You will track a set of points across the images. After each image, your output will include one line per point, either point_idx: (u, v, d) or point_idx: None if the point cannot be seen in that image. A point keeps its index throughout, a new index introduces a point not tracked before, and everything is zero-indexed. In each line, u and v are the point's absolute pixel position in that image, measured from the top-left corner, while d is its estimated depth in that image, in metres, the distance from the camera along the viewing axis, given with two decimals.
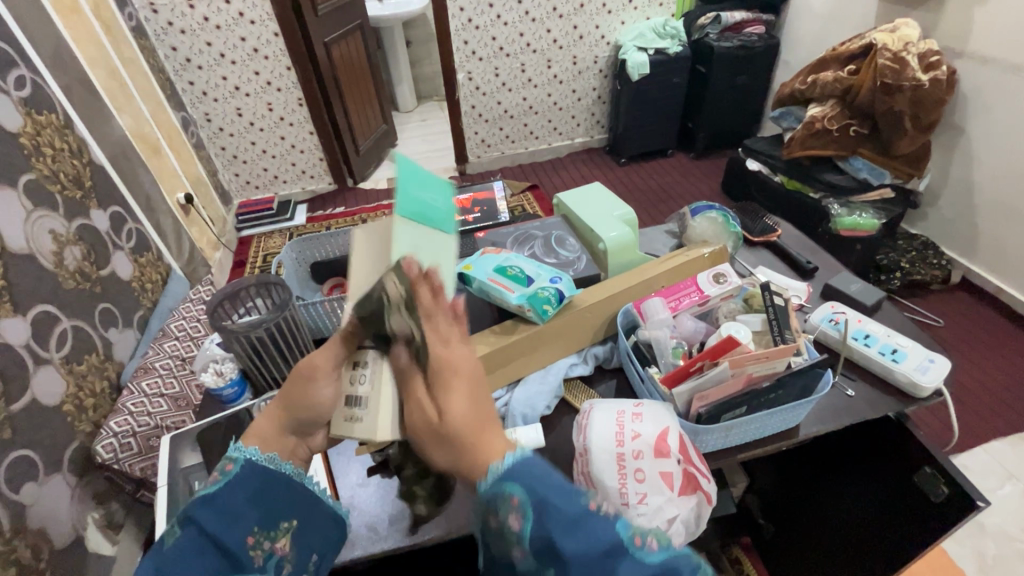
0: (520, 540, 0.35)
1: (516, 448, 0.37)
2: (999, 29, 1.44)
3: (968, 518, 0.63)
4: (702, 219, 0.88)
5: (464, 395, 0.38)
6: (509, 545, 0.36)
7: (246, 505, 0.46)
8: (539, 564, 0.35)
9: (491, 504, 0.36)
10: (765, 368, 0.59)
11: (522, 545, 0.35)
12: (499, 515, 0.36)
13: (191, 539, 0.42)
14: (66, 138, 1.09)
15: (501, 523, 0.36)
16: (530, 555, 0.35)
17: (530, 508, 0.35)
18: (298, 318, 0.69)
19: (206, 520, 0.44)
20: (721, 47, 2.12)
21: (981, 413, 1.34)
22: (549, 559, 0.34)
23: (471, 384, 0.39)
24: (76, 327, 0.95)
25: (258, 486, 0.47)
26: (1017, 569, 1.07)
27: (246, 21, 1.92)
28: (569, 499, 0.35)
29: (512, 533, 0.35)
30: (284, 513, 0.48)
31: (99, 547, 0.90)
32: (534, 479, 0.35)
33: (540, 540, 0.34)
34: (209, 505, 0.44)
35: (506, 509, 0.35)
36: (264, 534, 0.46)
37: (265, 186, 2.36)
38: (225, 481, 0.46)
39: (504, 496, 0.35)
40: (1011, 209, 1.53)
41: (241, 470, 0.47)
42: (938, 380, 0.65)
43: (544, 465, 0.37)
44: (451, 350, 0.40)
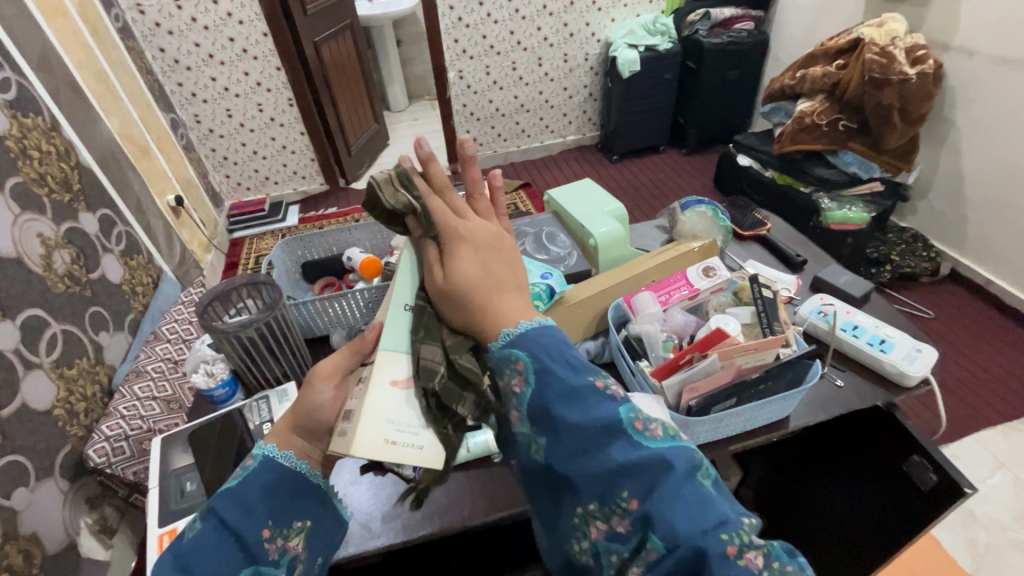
0: (520, 399, 0.42)
1: (531, 320, 0.44)
2: (985, 23, 1.46)
3: (958, 506, 0.64)
4: (692, 214, 0.89)
5: (475, 259, 0.47)
6: (512, 411, 0.43)
7: (262, 500, 0.46)
8: (533, 430, 0.41)
9: (501, 365, 0.43)
10: (754, 360, 0.59)
11: (521, 409, 0.42)
12: (505, 376, 0.43)
13: (211, 531, 0.43)
14: (52, 141, 1.08)
15: (506, 383, 0.43)
16: (528, 416, 0.42)
17: (532, 373, 0.41)
18: (288, 317, 0.69)
19: (225, 514, 0.44)
20: (711, 43, 2.13)
21: (970, 403, 1.36)
22: (542, 423, 0.40)
23: (482, 250, 0.48)
24: (66, 331, 0.94)
25: (280, 485, 0.47)
26: (1006, 557, 1.09)
27: (235, 21, 1.91)
28: (574, 376, 0.41)
29: (513, 396, 0.42)
30: (298, 511, 0.48)
31: (93, 552, 0.89)
32: (542, 349, 0.42)
33: (538, 406, 0.40)
34: (228, 497, 0.45)
35: (511, 372, 0.42)
36: (278, 530, 0.46)
37: (257, 187, 2.35)
38: (246, 476, 0.46)
39: (511, 358, 0.42)
40: (998, 200, 1.54)
41: (260, 465, 0.47)
42: (925, 370, 0.66)
43: (557, 342, 0.43)
44: (463, 227, 0.49)
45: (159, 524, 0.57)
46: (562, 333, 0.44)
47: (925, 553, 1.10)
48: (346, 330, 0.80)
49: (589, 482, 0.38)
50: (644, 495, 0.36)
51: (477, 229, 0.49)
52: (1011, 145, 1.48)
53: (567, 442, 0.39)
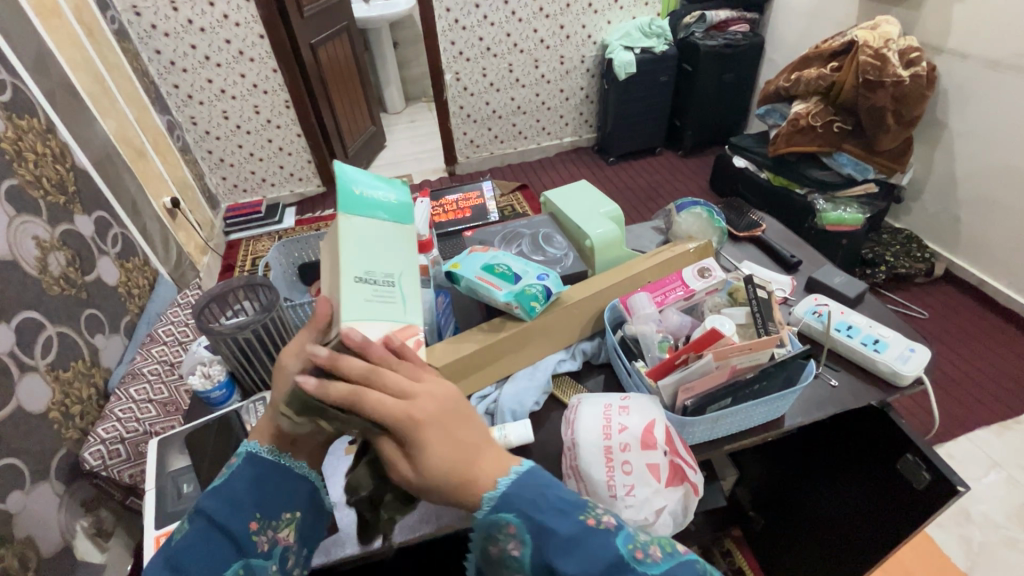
0: (522, 561, 0.40)
1: (508, 471, 0.41)
2: (978, 26, 1.47)
3: (949, 502, 0.65)
4: (688, 215, 0.89)
5: (442, 442, 0.40)
6: (513, 569, 0.41)
7: (249, 495, 0.46)
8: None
9: (491, 533, 0.40)
10: (749, 360, 0.60)
11: (524, 566, 0.40)
12: (499, 541, 0.40)
13: (199, 528, 0.44)
14: (48, 143, 1.08)
15: (500, 548, 0.41)
16: (532, 574, 0.40)
17: (527, 534, 0.39)
18: (286, 319, 0.69)
19: (211, 511, 0.44)
20: (707, 46, 2.14)
21: (964, 402, 1.37)
22: (549, 573, 0.39)
23: (443, 426, 0.41)
24: (61, 333, 0.94)
25: (264, 478, 0.47)
26: (1001, 555, 1.09)
27: (231, 23, 1.91)
28: (563, 520, 0.39)
29: (512, 558, 0.40)
30: (286, 503, 0.48)
31: (88, 555, 0.89)
32: (530, 504, 0.40)
33: (538, 562, 0.39)
34: (214, 495, 0.45)
35: (506, 535, 0.40)
36: (267, 522, 0.46)
37: (253, 189, 2.35)
38: (230, 473, 0.47)
39: (502, 524, 0.40)
40: (992, 201, 1.55)
41: (244, 462, 0.47)
42: (919, 369, 0.67)
43: (537, 488, 0.41)
44: (413, 402, 0.40)
45: (157, 525, 0.57)
46: (539, 484, 0.41)
47: (921, 552, 1.10)
48: None
49: None
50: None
51: (426, 394, 0.41)
52: (1004, 147, 1.49)
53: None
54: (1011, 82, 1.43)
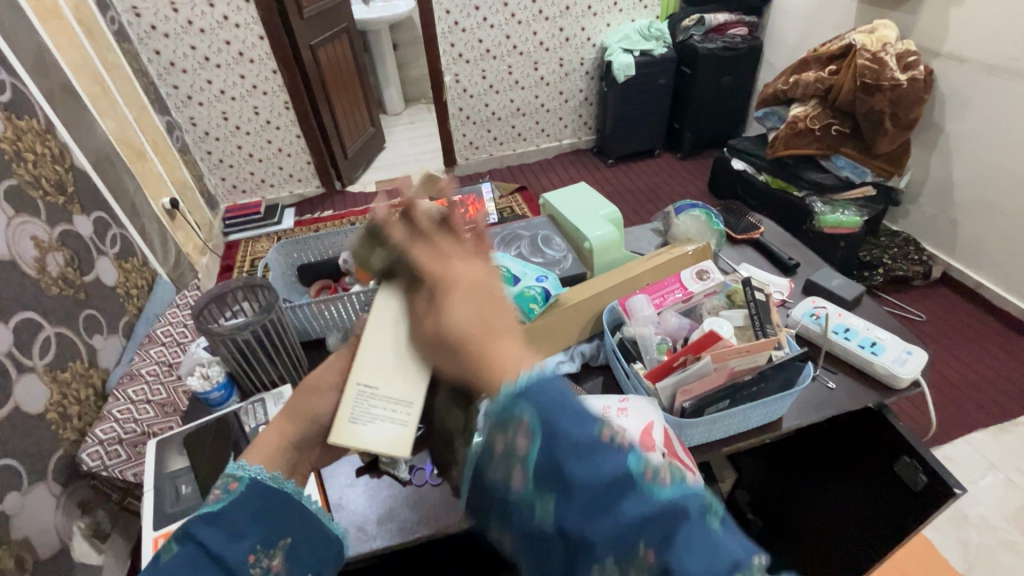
0: (527, 461, 0.32)
1: (532, 368, 0.34)
2: (975, 30, 1.48)
3: (947, 506, 0.65)
4: (686, 217, 0.89)
5: (465, 305, 0.36)
6: (510, 470, 0.33)
7: (250, 523, 0.42)
8: (538, 491, 0.32)
9: (498, 422, 0.33)
10: (747, 361, 0.60)
11: (524, 471, 0.33)
12: (504, 434, 0.33)
13: (187, 556, 0.40)
14: (47, 143, 1.08)
15: (505, 443, 0.33)
16: (536, 478, 0.32)
17: (539, 427, 0.32)
18: (285, 320, 0.69)
19: (205, 537, 0.41)
20: (705, 48, 2.15)
21: (961, 404, 1.37)
22: (550, 484, 0.32)
23: (469, 296, 0.37)
24: (60, 334, 0.94)
25: (267, 504, 0.44)
26: (999, 558, 1.10)
27: (231, 24, 1.91)
28: (580, 424, 0.32)
29: (517, 455, 0.32)
30: (285, 529, 0.44)
31: (86, 557, 0.89)
32: (540, 399, 0.32)
33: (547, 464, 0.32)
34: (210, 521, 0.42)
35: (514, 429, 0.32)
36: (263, 550, 0.42)
37: (252, 190, 2.35)
38: (229, 498, 0.43)
39: (507, 415, 0.33)
40: (989, 205, 1.56)
41: (246, 488, 0.43)
42: (916, 372, 0.67)
43: (562, 385, 0.34)
44: (449, 267, 0.40)
45: (154, 526, 0.57)
46: (559, 387, 0.33)
47: (919, 554, 1.10)
48: (342, 332, 0.80)
49: (605, 540, 0.30)
50: (661, 550, 0.29)
51: (464, 270, 0.40)
52: (1001, 150, 1.49)
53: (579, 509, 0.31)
54: (1007, 86, 1.44)
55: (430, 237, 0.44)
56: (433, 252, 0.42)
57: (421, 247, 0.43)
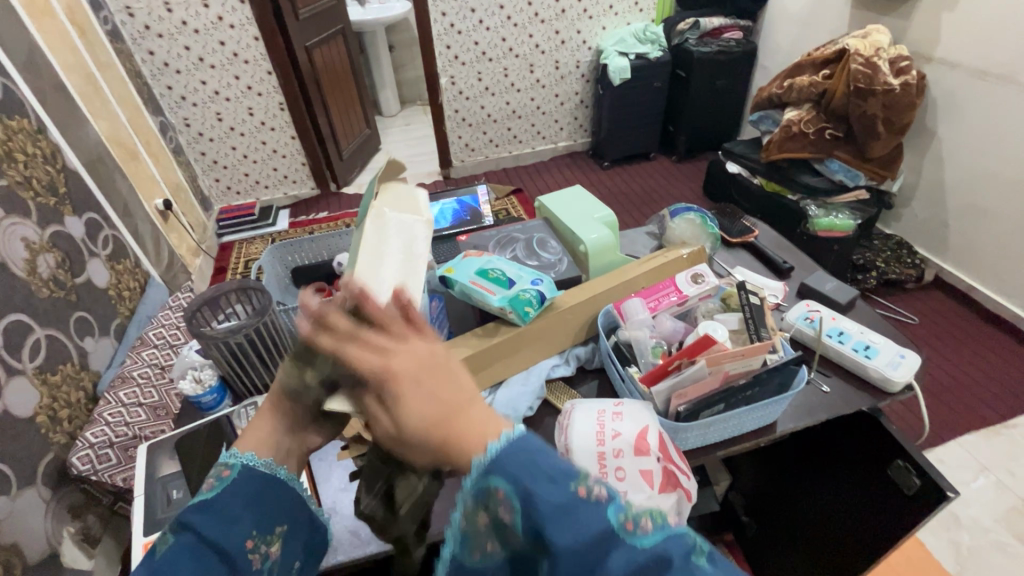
0: (515, 530, 0.32)
1: (500, 434, 0.33)
2: (966, 36, 1.49)
3: (940, 508, 0.65)
4: (681, 221, 0.90)
5: (420, 390, 0.33)
6: (501, 539, 0.33)
7: (245, 510, 0.42)
8: (533, 556, 0.32)
9: (477, 499, 0.32)
10: (742, 365, 0.60)
11: (515, 536, 0.32)
12: (485, 508, 0.32)
13: (184, 545, 0.39)
14: (38, 144, 1.07)
15: (488, 515, 0.32)
16: (524, 548, 0.32)
17: (516, 498, 0.31)
18: (278, 324, 0.69)
19: (202, 526, 0.40)
20: (700, 52, 2.16)
21: (952, 406, 1.38)
22: (539, 549, 0.31)
23: (420, 374, 0.34)
24: (50, 336, 0.93)
25: (261, 490, 0.43)
26: (991, 559, 1.10)
27: (226, 25, 1.90)
28: (555, 484, 0.31)
29: (503, 526, 0.32)
30: (279, 515, 0.43)
31: (76, 561, 0.88)
32: (517, 463, 0.31)
33: (532, 530, 0.31)
34: (205, 510, 0.41)
35: (494, 501, 0.32)
36: (260, 537, 0.42)
37: (247, 191, 2.33)
38: (223, 486, 0.42)
39: (487, 488, 0.32)
40: (981, 209, 1.57)
41: (239, 476, 0.42)
42: (909, 375, 0.67)
43: (528, 444, 0.33)
44: (392, 357, 0.35)
45: (145, 532, 0.57)
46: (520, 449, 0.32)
47: (912, 557, 1.11)
48: None
49: None
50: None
51: (408, 352, 0.35)
52: (992, 155, 1.51)
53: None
54: (999, 91, 1.45)
55: (354, 334, 0.36)
56: (366, 351, 0.35)
57: (348, 335, 0.36)
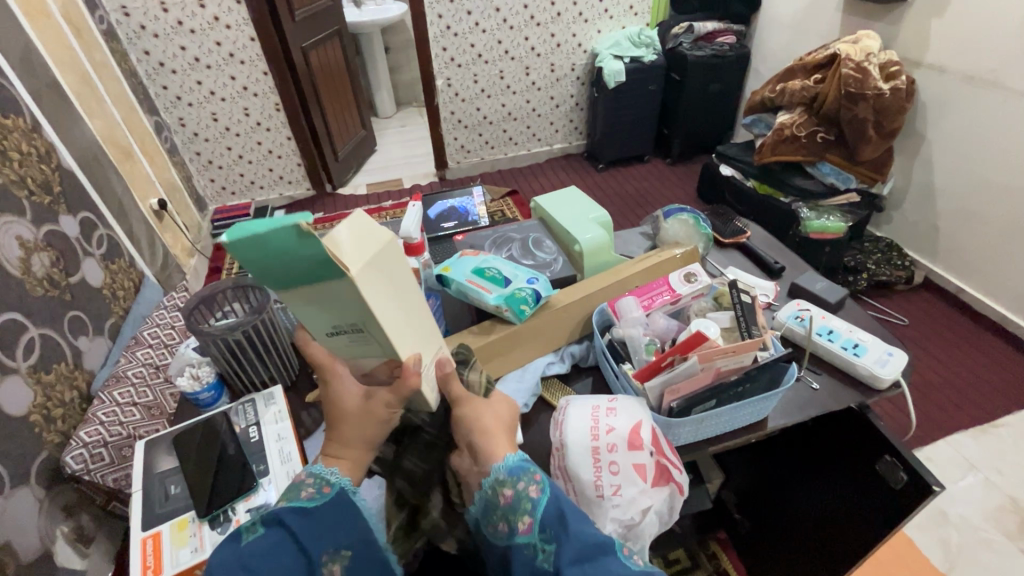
0: (533, 506, 0.43)
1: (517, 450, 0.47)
2: (954, 41, 1.52)
3: (926, 503, 0.67)
4: (675, 221, 0.91)
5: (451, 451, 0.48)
6: (516, 519, 0.43)
7: (332, 526, 0.46)
8: (541, 539, 0.43)
9: (514, 475, 0.45)
10: (733, 362, 0.61)
11: (531, 516, 0.43)
12: (518, 484, 0.44)
13: (275, 540, 0.43)
14: (33, 143, 1.07)
15: (518, 492, 0.44)
16: (538, 523, 0.43)
17: (547, 484, 0.45)
18: (276, 321, 0.69)
19: (297, 531, 0.44)
20: (694, 56, 2.18)
21: (941, 406, 1.40)
22: (552, 532, 0.42)
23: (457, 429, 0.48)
24: (44, 335, 0.93)
25: (349, 511, 0.47)
26: (978, 556, 1.12)
27: (221, 25, 1.90)
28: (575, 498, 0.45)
29: (528, 501, 0.44)
30: (351, 536, 0.47)
31: (68, 561, 0.87)
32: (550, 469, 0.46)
33: (552, 510, 0.43)
34: (303, 516, 0.45)
35: (529, 479, 0.45)
36: (331, 553, 0.45)
37: (242, 191, 2.33)
38: (325, 500, 0.46)
39: (527, 470, 0.45)
40: (969, 212, 1.60)
41: (340, 495, 0.46)
42: (896, 373, 0.69)
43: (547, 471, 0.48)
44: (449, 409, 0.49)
45: (144, 527, 0.57)
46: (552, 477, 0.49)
47: (902, 555, 1.12)
48: None
49: None
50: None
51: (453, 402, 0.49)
52: (980, 159, 1.54)
53: (575, 555, 0.41)
54: (987, 97, 1.48)
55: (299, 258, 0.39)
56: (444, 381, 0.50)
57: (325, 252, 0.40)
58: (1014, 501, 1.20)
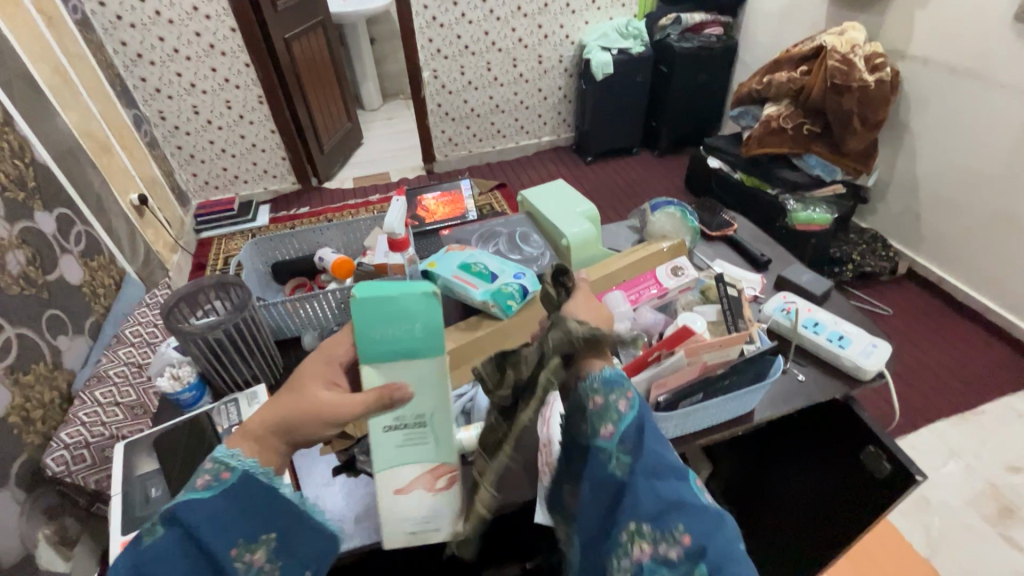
0: (620, 418, 0.42)
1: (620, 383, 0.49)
2: (937, 34, 1.53)
3: (908, 492, 0.68)
4: (662, 214, 0.91)
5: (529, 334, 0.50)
6: (601, 423, 0.43)
7: (238, 518, 0.43)
8: (619, 448, 0.41)
9: (607, 386, 0.45)
10: (719, 355, 0.62)
11: (615, 426, 0.42)
12: (610, 396, 0.44)
13: (172, 542, 0.40)
14: (5, 137, 1.04)
15: (608, 403, 0.43)
16: (618, 432, 0.42)
17: (639, 402, 0.44)
18: (258, 319, 0.69)
19: (191, 526, 0.40)
20: (681, 48, 2.18)
21: (923, 395, 1.43)
22: (633, 445, 0.41)
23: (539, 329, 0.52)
24: (21, 335, 0.90)
25: (254, 501, 0.44)
26: (958, 541, 1.14)
27: (201, 16, 1.86)
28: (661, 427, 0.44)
29: (615, 412, 0.43)
30: (267, 523, 0.44)
31: (52, 564, 0.86)
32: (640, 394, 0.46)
33: (638, 424, 0.42)
34: (197, 508, 0.41)
35: (620, 395, 0.44)
36: (246, 545, 0.43)
37: (225, 186, 2.29)
38: (222, 490, 0.43)
39: (622, 386, 0.45)
40: (950, 202, 1.62)
41: (239, 482, 0.43)
42: (879, 364, 0.69)
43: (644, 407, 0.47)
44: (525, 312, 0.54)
45: (123, 531, 0.56)
46: None
47: (884, 542, 1.14)
48: (319, 331, 0.80)
49: (655, 502, 0.38)
50: (702, 530, 0.36)
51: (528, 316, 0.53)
52: (964, 149, 1.55)
53: (654, 465, 0.39)
54: (970, 88, 1.49)
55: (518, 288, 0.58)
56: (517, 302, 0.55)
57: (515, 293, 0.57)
58: (994, 486, 1.23)
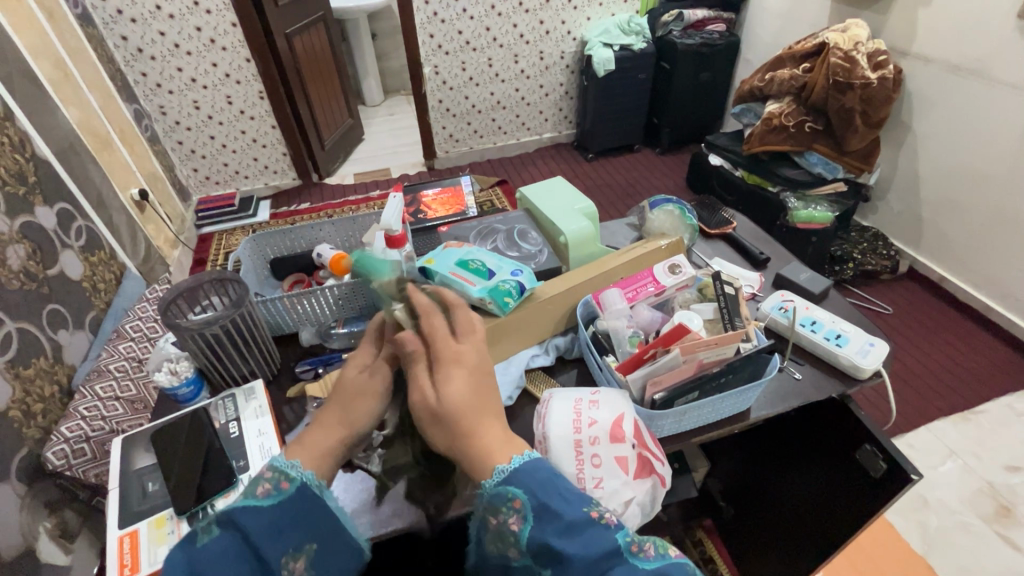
0: (519, 538, 0.40)
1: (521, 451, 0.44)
2: (940, 31, 1.53)
3: (905, 490, 0.68)
4: (660, 212, 0.91)
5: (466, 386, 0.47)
6: (506, 547, 0.41)
7: (291, 527, 0.44)
8: (534, 563, 0.40)
9: (495, 504, 0.41)
10: (716, 354, 0.61)
11: (518, 546, 0.40)
12: (500, 517, 0.41)
13: (228, 542, 0.41)
14: (6, 131, 1.04)
15: (501, 525, 0.41)
16: (527, 554, 0.40)
17: (531, 510, 0.40)
18: (254, 315, 0.69)
19: (246, 528, 0.41)
20: (683, 44, 2.17)
21: (922, 394, 1.42)
22: (543, 557, 0.39)
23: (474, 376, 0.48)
24: (22, 329, 0.91)
25: (304, 512, 0.44)
26: (956, 540, 1.15)
27: (201, 10, 1.86)
28: (571, 507, 0.40)
29: (511, 535, 0.40)
30: (314, 535, 0.44)
31: (53, 557, 0.86)
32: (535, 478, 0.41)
33: (539, 540, 0.39)
34: (253, 512, 0.42)
35: (509, 510, 0.40)
36: (292, 555, 0.43)
37: (226, 181, 2.29)
38: (281, 499, 0.44)
39: (507, 496, 0.41)
40: (952, 200, 1.62)
41: (296, 493, 0.44)
42: (876, 363, 0.69)
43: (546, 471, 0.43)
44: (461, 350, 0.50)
45: (120, 525, 0.56)
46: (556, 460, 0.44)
47: (882, 540, 1.14)
48: (316, 327, 0.80)
49: None
50: None
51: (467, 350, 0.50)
52: (966, 148, 1.54)
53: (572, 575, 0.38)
54: (973, 86, 1.49)
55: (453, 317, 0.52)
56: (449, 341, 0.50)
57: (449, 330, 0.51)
58: (992, 485, 1.23)
